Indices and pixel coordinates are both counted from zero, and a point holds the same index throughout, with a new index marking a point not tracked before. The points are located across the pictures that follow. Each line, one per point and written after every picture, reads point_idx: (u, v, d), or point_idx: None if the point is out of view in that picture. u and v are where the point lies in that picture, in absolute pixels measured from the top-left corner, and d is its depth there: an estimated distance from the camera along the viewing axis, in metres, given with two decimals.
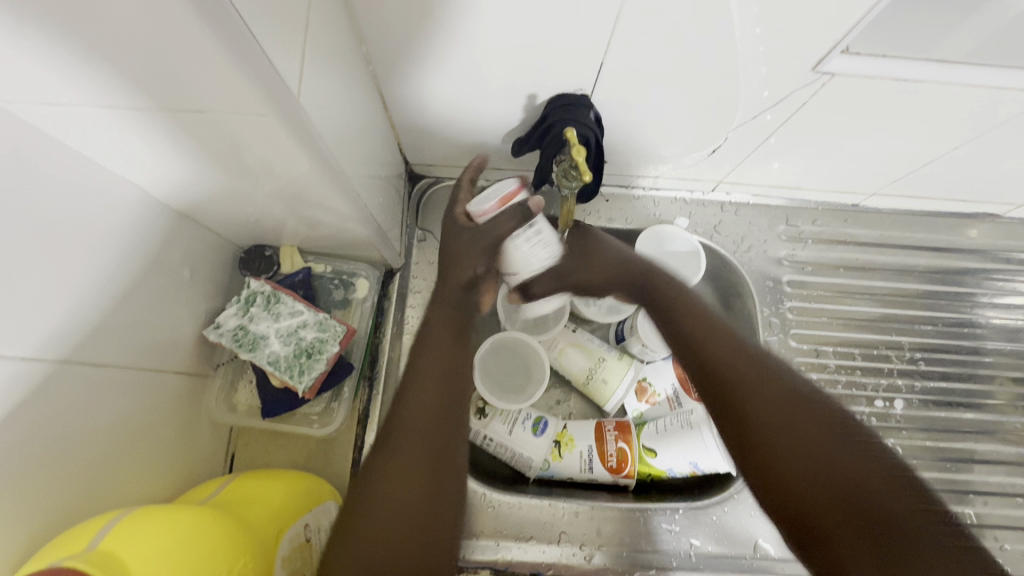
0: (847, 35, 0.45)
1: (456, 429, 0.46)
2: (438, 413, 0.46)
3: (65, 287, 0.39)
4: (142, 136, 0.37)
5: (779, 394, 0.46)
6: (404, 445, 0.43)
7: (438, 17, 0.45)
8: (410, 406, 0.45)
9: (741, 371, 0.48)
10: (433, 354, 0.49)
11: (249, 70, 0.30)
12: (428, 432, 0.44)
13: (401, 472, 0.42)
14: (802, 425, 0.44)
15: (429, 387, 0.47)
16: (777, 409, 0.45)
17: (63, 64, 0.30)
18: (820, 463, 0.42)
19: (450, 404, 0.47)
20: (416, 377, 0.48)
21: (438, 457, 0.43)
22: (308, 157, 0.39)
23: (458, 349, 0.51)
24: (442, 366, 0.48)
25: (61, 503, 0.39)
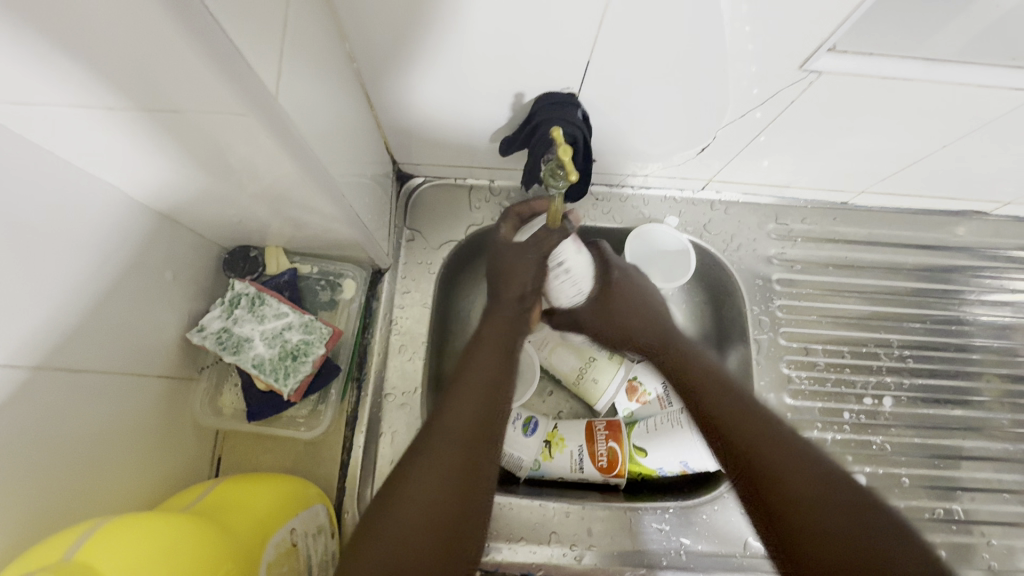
0: (835, 32, 0.45)
1: (491, 445, 0.48)
2: (472, 428, 0.47)
3: (38, 292, 0.38)
4: (117, 136, 0.37)
5: (789, 449, 0.47)
6: (440, 452, 0.45)
7: (422, 14, 0.45)
8: (449, 411, 0.48)
9: (746, 423, 0.49)
10: (480, 365, 0.52)
11: (225, 70, 0.29)
12: (467, 442, 0.46)
13: (438, 477, 0.44)
14: (814, 477, 0.45)
15: (472, 397, 0.49)
16: (794, 467, 0.45)
17: (30, 62, 0.29)
18: (831, 511, 0.42)
19: (489, 418, 0.49)
20: (462, 385, 0.50)
21: (471, 469, 0.45)
22: (290, 158, 0.39)
23: (505, 365, 0.53)
24: (485, 378, 0.51)
25: (37, 511, 0.38)
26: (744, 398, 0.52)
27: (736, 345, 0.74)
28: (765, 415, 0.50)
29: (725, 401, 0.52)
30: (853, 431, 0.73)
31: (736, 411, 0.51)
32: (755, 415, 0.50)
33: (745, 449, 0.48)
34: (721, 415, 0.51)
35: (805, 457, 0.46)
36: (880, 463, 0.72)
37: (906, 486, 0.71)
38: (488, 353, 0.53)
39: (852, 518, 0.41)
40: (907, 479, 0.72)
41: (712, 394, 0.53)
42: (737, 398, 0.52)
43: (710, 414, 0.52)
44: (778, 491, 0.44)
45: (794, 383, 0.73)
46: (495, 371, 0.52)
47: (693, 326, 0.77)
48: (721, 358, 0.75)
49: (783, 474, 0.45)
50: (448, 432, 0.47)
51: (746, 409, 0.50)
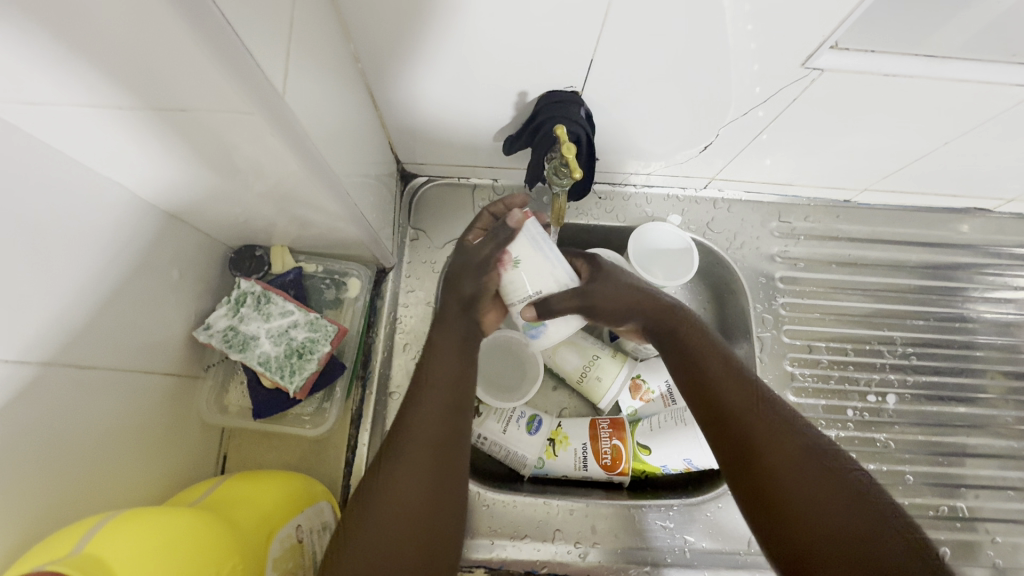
0: (837, 30, 0.45)
1: (459, 445, 0.47)
2: (441, 429, 0.47)
3: (49, 290, 0.38)
4: (126, 136, 0.37)
5: (781, 428, 0.47)
6: (411, 454, 0.45)
7: (426, 13, 0.45)
8: (415, 417, 0.47)
9: (738, 398, 0.50)
10: (440, 364, 0.50)
11: (233, 68, 0.30)
12: (430, 444, 0.46)
13: (409, 483, 0.43)
14: (815, 469, 0.45)
15: (433, 397, 0.48)
16: (790, 449, 0.46)
17: (40, 61, 0.29)
18: (821, 489, 0.44)
19: (455, 415, 0.48)
20: (421, 385, 0.49)
21: (441, 472, 0.45)
22: (296, 156, 0.39)
23: (466, 357, 0.52)
24: (448, 380, 0.50)
25: (47, 507, 0.38)
26: (741, 371, 0.52)
27: (739, 343, 0.74)
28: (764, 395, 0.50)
29: (723, 375, 0.51)
30: (856, 428, 0.73)
31: (734, 390, 0.50)
32: (757, 390, 0.50)
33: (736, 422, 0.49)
34: (718, 386, 0.51)
35: (797, 436, 0.47)
36: (884, 461, 0.72)
37: (910, 484, 0.71)
38: (446, 351, 0.51)
39: (836, 498, 0.43)
40: (911, 476, 0.72)
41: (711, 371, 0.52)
42: (736, 374, 0.51)
43: (702, 388, 0.52)
44: (770, 467, 0.46)
45: (797, 380, 0.73)
46: (460, 369, 0.51)
47: None
48: None
49: (777, 454, 0.46)
50: (414, 437, 0.46)
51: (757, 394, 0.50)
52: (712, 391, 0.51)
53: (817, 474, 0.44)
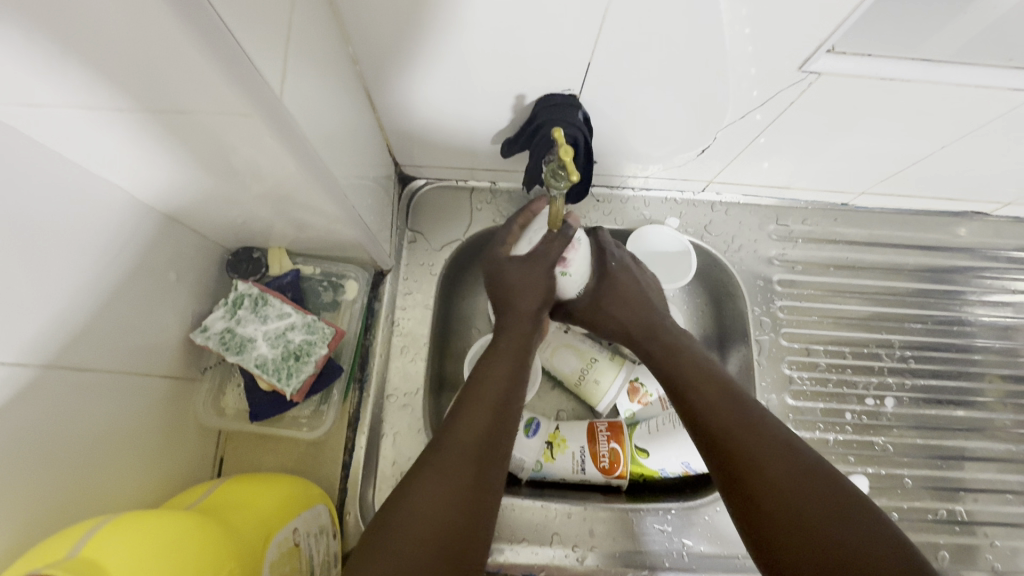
0: (833, 34, 0.45)
1: (496, 459, 0.49)
2: (481, 441, 0.49)
3: (46, 293, 0.38)
4: (124, 138, 0.37)
5: (758, 436, 0.49)
6: (451, 461, 0.47)
7: (424, 17, 0.45)
8: (461, 426, 0.49)
9: (723, 412, 0.51)
10: (487, 384, 0.53)
11: (231, 71, 0.30)
12: (473, 453, 0.48)
13: (446, 489, 0.45)
14: (809, 488, 0.44)
15: (477, 413, 0.51)
16: (774, 460, 0.47)
17: (39, 63, 0.29)
18: (801, 494, 0.44)
19: (495, 433, 0.50)
20: (468, 403, 0.52)
21: (479, 483, 0.46)
22: (294, 158, 0.39)
23: (513, 385, 0.54)
24: (492, 398, 0.52)
25: (42, 511, 0.38)
26: (728, 387, 0.54)
27: (737, 346, 0.74)
28: (750, 407, 0.51)
29: (709, 384, 0.54)
30: (855, 432, 0.73)
31: (715, 401, 0.52)
32: (738, 403, 0.52)
33: (720, 434, 0.50)
34: (705, 400, 0.53)
35: (782, 442, 0.48)
36: (883, 464, 0.72)
37: (908, 487, 0.71)
38: (496, 372, 0.55)
39: (821, 501, 0.43)
40: (909, 480, 0.72)
41: (691, 381, 0.55)
42: (723, 386, 0.54)
43: (690, 401, 0.54)
44: (751, 473, 0.47)
45: (795, 383, 0.73)
46: (504, 392, 0.53)
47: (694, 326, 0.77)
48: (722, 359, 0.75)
49: (758, 458, 0.47)
50: (457, 447, 0.48)
51: (744, 407, 0.51)
52: (699, 403, 0.53)
53: (801, 478, 0.45)
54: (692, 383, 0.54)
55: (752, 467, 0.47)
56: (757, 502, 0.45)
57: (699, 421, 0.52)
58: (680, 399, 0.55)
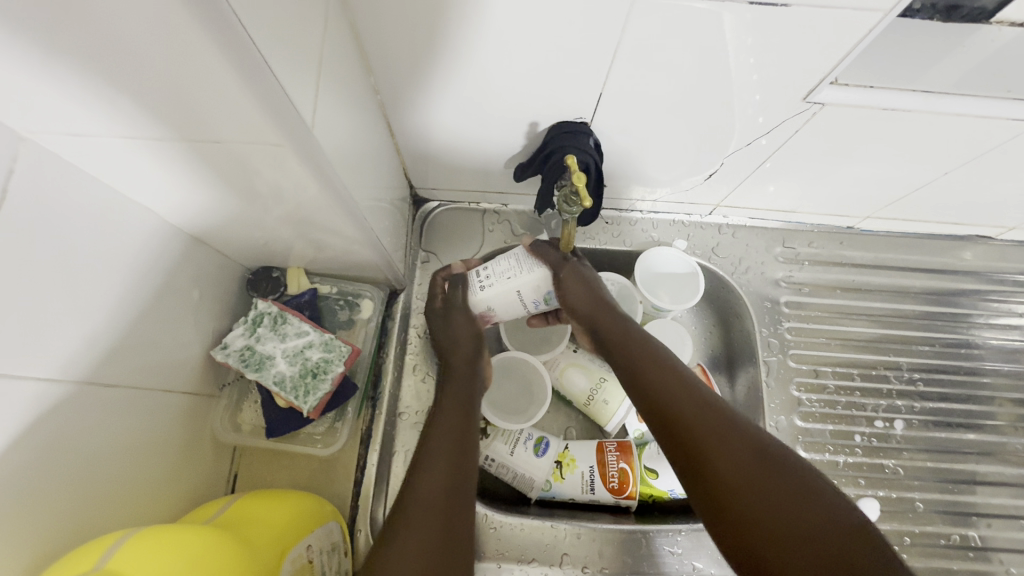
0: (836, 67, 0.47)
1: (467, 503, 0.50)
2: (446, 491, 0.49)
3: (82, 311, 0.40)
4: (158, 164, 0.39)
5: (744, 445, 0.48)
6: (417, 519, 0.47)
7: (443, 49, 0.47)
8: (421, 484, 0.49)
9: (710, 426, 0.49)
10: (444, 434, 0.54)
11: (268, 104, 0.32)
12: (441, 505, 0.48)
13: (424, 541, 0.45)
14: (770, 472, 0.46)
15: (440, 462, 0.51)
16: (741, 452, 0.47)
17: (88, 96, 0.31)
18: (772, 487, 0.45)
19: (461, 479, 0.51)
20: (429, 454, 0.52)
21: (453, 528, 0.47)
22: (318, 183, 0.41)
23: (468, 426, 0.56)
24: (447, 448, 0.53)
25: (69, 523, 0.39)
26: (705, 396, 0.52)
27: (746, 367, 0.74)
28: (715, 409, 0.51)
29: (681, 394, 0.52)
30: (864, 454, 0.73)
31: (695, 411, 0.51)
32: (698, 398, 0.52)
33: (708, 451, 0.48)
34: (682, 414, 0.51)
35: (756, 454, 0.47)
36: (893, 488, 0.72)
37: (920, 512, 0.71)
38: (448, 421, 0.55)
39: (785, 495, 0.44)
40: (921, 504, 0.71)
41: (666, 396, 0.52)
42: (701, 400, 0.51)
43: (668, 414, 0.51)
44: (730, 485, 0.46)
45: (804, 405, 0.74)
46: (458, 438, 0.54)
47: (702, 347, 0.78)
48: (731, 381, 0.76)
49: (733, 467, 0.47)
50: (423, 500, 0.48)
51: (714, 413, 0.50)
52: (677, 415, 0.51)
53: (762, 469, 0.46)
54: (669, 396, 0.52)
55: (729, 476, 0.46)
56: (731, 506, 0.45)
57: (684, 432, 0.50)
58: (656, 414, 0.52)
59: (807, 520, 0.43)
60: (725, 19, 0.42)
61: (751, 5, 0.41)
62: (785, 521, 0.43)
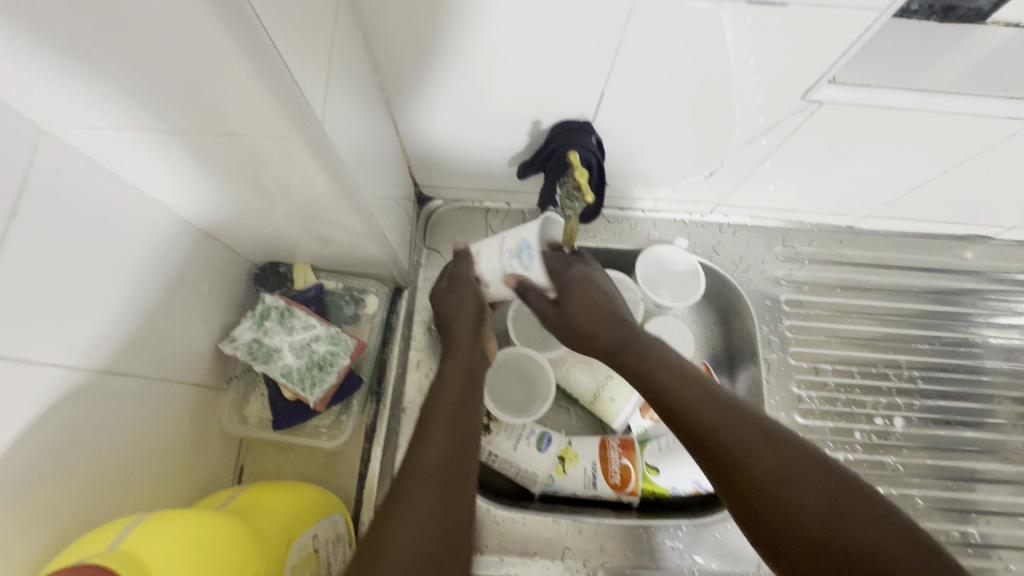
0: (834, 66, 0.48)
1: (466, 476, 0.50)
2: (447, 461, 0.50)
3: (96, 301, 0.41)
4: (170, 158, 0.40)
5: (773, 452, 0.46)
6: (416, 489, 0.47)
7: (449, 49, 0.48)
8: (420, 454, 0.50)
9: (734, 432, 0.48)
10: (443, 402, 0.55)
11: (280, 97, 0.33)
12: (440, 475, 0.49)
13: (423, 511, 0.46)
14: (805, 478, 0.44)
15: (440, 434, 0.52)
16: (769, 459, 0.46)
17: (107, 90, 0.32)
18: (805, 494, 0.43)
19: (459, 454, 0.51)
20: (431, 425, 0.53)
21: (452, 500, 0.48)
22: (327, 177, 0.42)
23: (469, 399, 0.57)
24: (448, 419, 0.54)
25: (80, 509, 0.40)
26: (729, 403, 0.51)
27: (747, 364, 0.75)
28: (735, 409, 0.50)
29: (702, 404, 0.51)
30: (865, 452, 0.73)
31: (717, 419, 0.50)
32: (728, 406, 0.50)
33: (732, 461, 0.47)
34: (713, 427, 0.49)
35: (781, 456, 0.46)
36: (893, 484, 0.72)
37: (920, 508, 0.71)
38: (450, 393, 0.56)
39: (818, 498, 0.43)
40: (921, 501, 0.72)
41: (692, 406, 0.51)
42: (726, 408, 0.50)
43: (690, 427, 0.51)
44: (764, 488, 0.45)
45: (804, 402, 0.74)
46: (457, 412, 0.55)
47: (704, 345, 0.79)
48: (731, 378, 0.76)
49: (762, 473, 0.45)
50: (420, 472, 0.49)
51: (738, 422, 0.49)
52: (697, 426, 0.50)
53: (790, 473, 0.45)
54: (691, 413, 0.51)
55: (754, 481, 0.45)
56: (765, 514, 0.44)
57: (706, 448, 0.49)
58: (683, 429, 0.51)
59: (851, 527, 0.41)
60: (723, 18, 0.43)
61: (750, 5, 0.42)
62: (818, 526, 0.41)
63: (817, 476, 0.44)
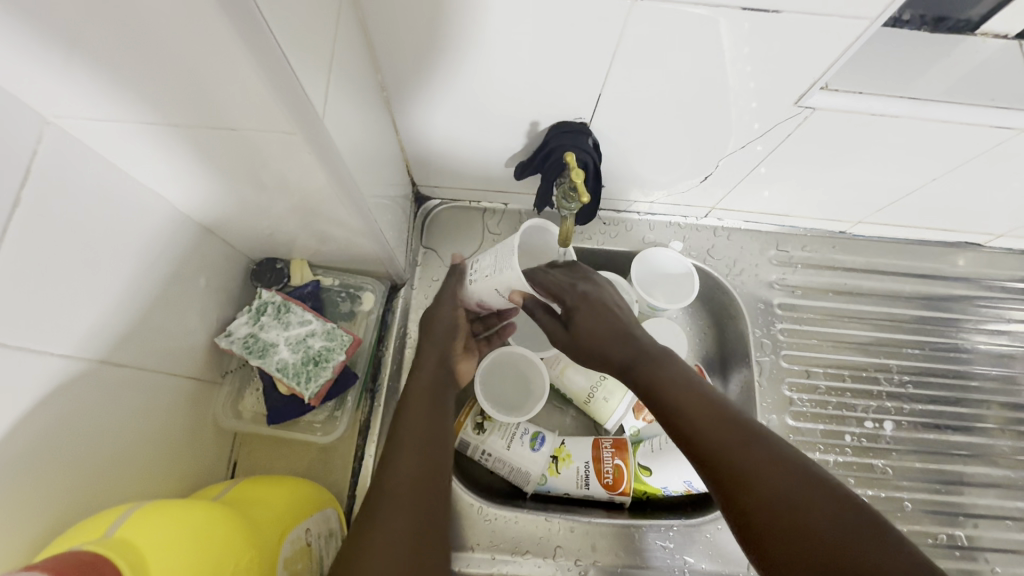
0: (827, 72, 0.48)
1: (438, 498, 0.49)
2: (418, 481, 0.49)
3: (95, 292, 0.41)
4: (172, 152, 0.41)
5: (751, 448, 0.46)
6: (386, 512, 0.46)
7: (450, 49, 0.49)
8: (390, 477, 0.49)
9: (711, 426, 0.48)
10: (413, 421, 0.54)
11: (282, 91, 0.33)
12: (409, 498, 0.48)
13: (393, 537, 0.44)
14: (780, 472, 0.44)
15: (408, 455, 0.51)
16: (747, 455, 0.45)
17: (110, 82, 0.33)
18: (780, 488, 0.43)
19: (430, 474, 0.50)
20: (399, 448, 0.52)
21: (422, 522, 0.47)
22: (325, 173, 0.42)
23: (436, 422, 0.56)
24: (418, 438, 0.53)
25: (75, 498, 0.40)
26: (712, 397, 0.51)
27: (739, 366, 0.76)
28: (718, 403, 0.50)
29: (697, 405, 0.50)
30: (854, 454, 0.74)
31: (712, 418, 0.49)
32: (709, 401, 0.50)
33: (711, 454, 0.47)
34: (694, 421, 0.49)
35: (772, 458, 0.45)
36: (882, 487, 0.73)
37: (908, 511, 0.72)
38: (421, 412, 0.56)
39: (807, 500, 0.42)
40: (909, 503, 0.73)
41: (673, 399, 0.51)
42: (710, 403, 0.50)
43: (671, 418, 0.51)
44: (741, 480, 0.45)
45: (795, 405, 0.75)
46: (427, 432, 0.54)
47: (697, 347, 0.79)
48: (724, 380, 0.77)
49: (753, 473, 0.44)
50: (391, 493, 0.48)
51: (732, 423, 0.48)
52: (679, 421, 0.50)
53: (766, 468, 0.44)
54: (685, 413, 0.50)
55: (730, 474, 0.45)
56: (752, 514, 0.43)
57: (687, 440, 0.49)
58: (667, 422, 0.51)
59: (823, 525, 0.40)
60: (720, 24, 0.44)
61: (746, 12, 0.43)
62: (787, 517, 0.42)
63: (790, 472, 0.44)
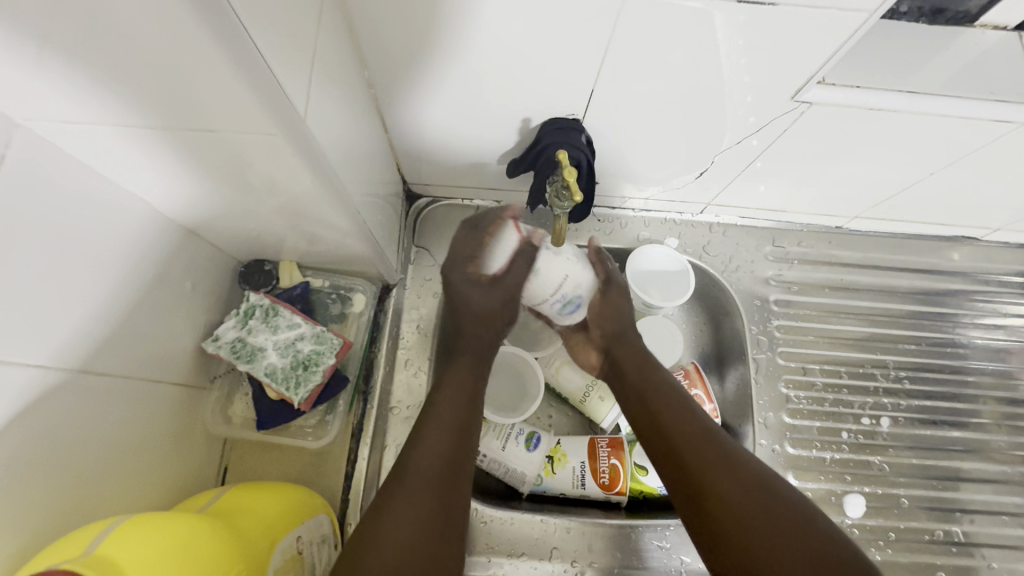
0: (824, 67, 0.48)
1: (462, 480, 0.50)
2: (448, 463, 0.50)
3: (72, 300, 0.40)
4: (151, 154, 0.39)
5: (735, 469, 0.50)
6: (414, 491, 0.47)
7: (438, 45, 0.48)
8: (421, 454, 0.50)
9: (703, 452, 0.51)
10: (445, 401, 0.54)
11: (262, 91, 0.32)
12: (437, 479, 0.48)
13: (421, 513, 0.46)
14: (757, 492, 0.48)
15: (441, 435, 0.51)
16: (732, 477, 0.49)
17: (80, 83, 0.31)
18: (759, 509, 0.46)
19: (458, 456, 0.51)
20: (431, 425, 0.52)
21: (445, 504, 0.47)
22: (310, 174, 0.41)
23: (471, 402, 0.56)
24: (453, 417, 0.53)
25: (55, 513, 0.39)
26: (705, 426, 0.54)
27: (735, 364, 0.75)
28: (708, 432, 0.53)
29: (689, 434, 0.53)
30: (851, 451, 0.74)
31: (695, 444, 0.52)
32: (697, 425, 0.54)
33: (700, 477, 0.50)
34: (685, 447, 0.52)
35: (749, 477, 0.49)
36: (879, 484, 0.73)
37: (905, 508, 0.72)
38: (454, 393, 0.56)
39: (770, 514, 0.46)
40: (906, 500, 0.72)
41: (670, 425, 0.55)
42: (701, 429, 0.54)
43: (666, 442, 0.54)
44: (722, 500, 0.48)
45: (792, 402, 0.75)
46: (460, 414, 0.54)
47: (693, 345, 0.79)
48: (720, 378, 0.76)
49: (719, 484, 0.49)
50: (420, 471, 0.48)
51: (711, 443, 0.52)
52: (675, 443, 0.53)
53: (750, 491, 0.48)
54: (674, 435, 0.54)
55: (714, 493, 0.49)
56: (710, 520, 0.48)
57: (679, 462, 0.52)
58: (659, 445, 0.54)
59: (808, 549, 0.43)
60: (715, 18, 0.43)
61: (741, 4, 0.41)
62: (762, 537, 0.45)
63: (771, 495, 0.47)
